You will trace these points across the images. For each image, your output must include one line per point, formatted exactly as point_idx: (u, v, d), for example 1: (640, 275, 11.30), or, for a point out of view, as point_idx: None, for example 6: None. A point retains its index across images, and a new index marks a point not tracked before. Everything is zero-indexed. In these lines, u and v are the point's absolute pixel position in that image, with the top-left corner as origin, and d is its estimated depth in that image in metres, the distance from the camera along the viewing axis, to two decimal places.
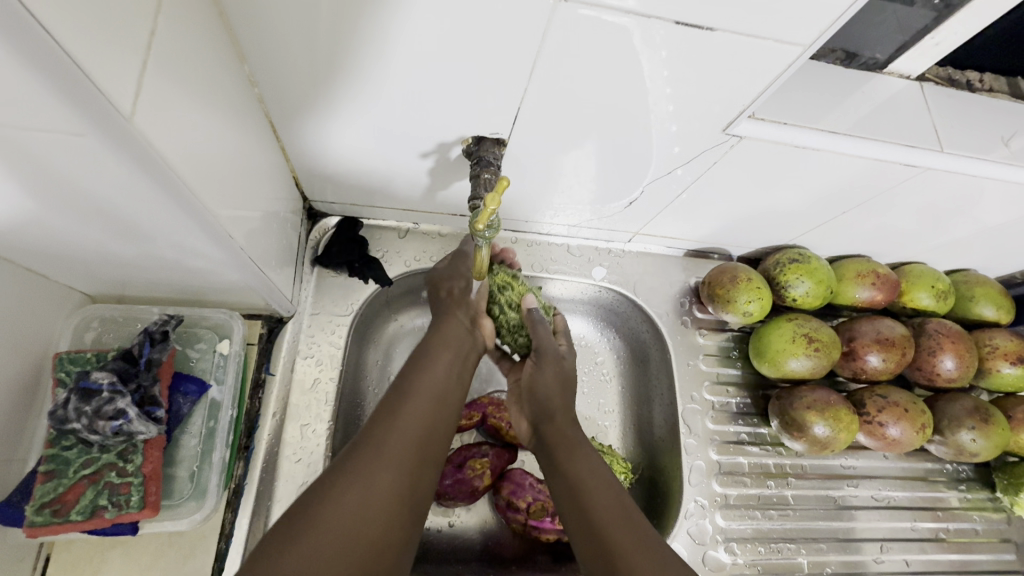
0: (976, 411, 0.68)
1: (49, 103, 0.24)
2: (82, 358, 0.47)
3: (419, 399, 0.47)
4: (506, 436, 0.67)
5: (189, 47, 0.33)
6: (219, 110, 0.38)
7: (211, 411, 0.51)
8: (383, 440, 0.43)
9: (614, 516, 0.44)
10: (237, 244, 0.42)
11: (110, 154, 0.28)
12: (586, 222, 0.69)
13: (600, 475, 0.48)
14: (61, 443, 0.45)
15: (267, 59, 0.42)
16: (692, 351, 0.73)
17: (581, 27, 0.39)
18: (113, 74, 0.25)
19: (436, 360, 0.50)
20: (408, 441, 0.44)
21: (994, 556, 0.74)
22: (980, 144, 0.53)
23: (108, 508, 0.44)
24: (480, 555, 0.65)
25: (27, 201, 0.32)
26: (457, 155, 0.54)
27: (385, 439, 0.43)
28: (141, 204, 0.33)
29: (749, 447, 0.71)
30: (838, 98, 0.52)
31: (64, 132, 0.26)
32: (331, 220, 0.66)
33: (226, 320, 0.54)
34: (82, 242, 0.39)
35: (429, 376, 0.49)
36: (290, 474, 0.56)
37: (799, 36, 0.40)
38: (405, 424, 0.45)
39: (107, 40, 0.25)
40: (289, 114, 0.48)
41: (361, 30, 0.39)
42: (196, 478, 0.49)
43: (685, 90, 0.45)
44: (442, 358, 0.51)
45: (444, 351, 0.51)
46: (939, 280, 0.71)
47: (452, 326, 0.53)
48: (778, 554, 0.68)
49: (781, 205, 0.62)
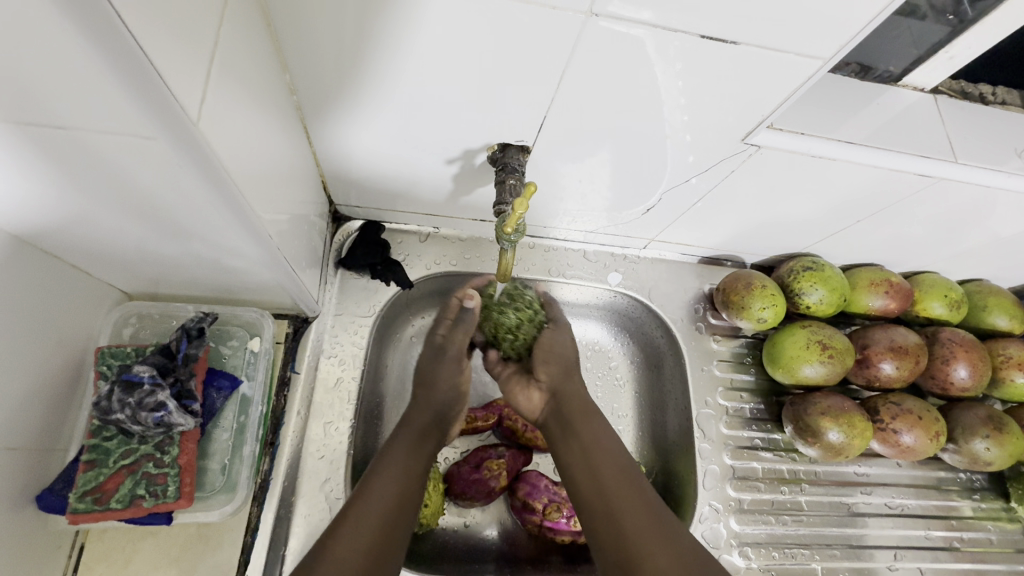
0: (990, 420, 0.68)
1: (131, 108, 0.27)
2: (122, 353, 0.49)
3: (403, 445, 0.51)
4: (522, 437, 0.68)
5: (242, 53, 0.34)
6: (265, 117, 0.40)
7: (243, 406, 0.53)
8: (357, 526, 0.43)
9: (637, 514, 0.45)
10: (274, 244, 0.44)
11: (174, 156, 0.30)
12: (602, 228, 0.70)
13: (617, 467, 0.49)
14: (102, 434, 0.47)
15: (307, 70, 0.44)
16: (706, 356, 0.74)
17: (608, 41, 0.41)
18: (184, 81, 0.27)
19: (409, 447, 0.51)
20: (380, 527, 0.44)
21: (1009, 566, 0.73)
22: (994, 155, 0.55)
23: (145, 497, 0.47)
24: (496, 555, 0.66)
25: (84, 197, 0.34)
26: (481, 161, 0.56)
27: (359, 522, 0.43)
28: (193, 204, 0.35)
29: (763, 453, 0.71)
30: (854, 108, 0.54)
31: (134, 134, 0.28)
32: (355, 224, 0.68)
33: (257, 318, 0.56)
34: (128, 241, 0.41)
35: (400, 461, 0.49)
36: (313, 471, 0.57)
37: (816, 50, 0.41)
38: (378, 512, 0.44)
39: (178, 46, 0.26)
40: (322, 120, 0.50)
41: (395, 39, 0.41)
42: (227, 470, 0.51)
43: (705, 100, 0.47)
44: (409, 444, 0.51)
45: (409, 448, 0.51)
46: (952, 289, 0.72)
47: (417, 423, 0.54)
48: (792, 559, 0.68)
49: (794, 213, 0.63)
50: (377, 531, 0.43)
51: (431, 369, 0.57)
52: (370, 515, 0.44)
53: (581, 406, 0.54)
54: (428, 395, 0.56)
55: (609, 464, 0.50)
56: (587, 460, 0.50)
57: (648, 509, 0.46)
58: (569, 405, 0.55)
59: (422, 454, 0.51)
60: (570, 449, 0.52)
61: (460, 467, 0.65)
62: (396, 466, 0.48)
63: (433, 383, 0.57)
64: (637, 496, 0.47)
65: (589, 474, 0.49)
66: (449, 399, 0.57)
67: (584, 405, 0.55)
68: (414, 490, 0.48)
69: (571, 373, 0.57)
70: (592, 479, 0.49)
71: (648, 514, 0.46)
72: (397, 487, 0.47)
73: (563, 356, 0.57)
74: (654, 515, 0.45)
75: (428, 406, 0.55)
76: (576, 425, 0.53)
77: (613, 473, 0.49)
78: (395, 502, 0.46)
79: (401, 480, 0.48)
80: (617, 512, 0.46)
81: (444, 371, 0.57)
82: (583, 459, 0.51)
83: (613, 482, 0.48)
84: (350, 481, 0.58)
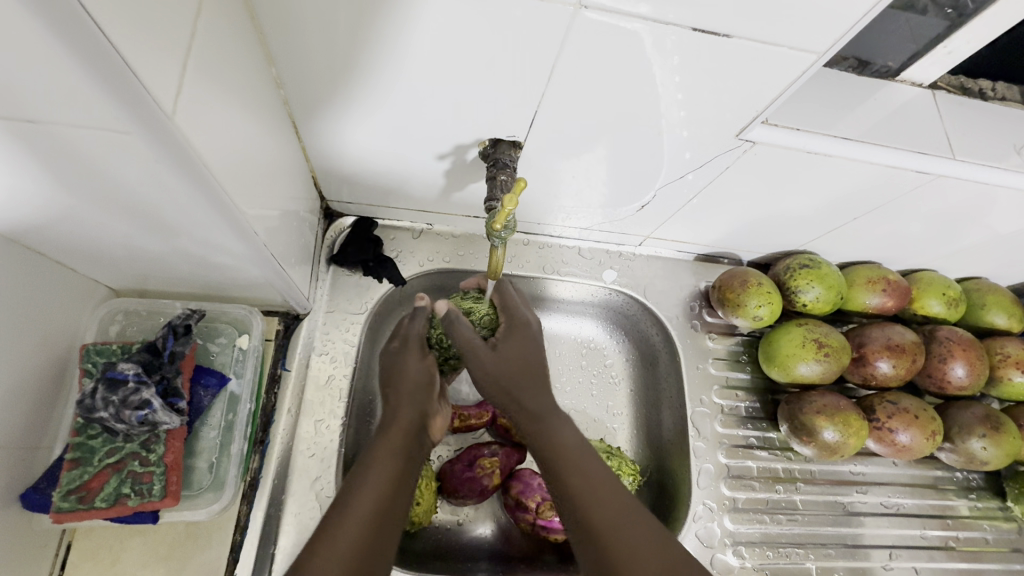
0: (987, 419, 0.68)
1: (104, 100, 0.26)
2: (107, 350, 0.48)
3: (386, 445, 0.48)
4: (515, 435, 0.68)
5: (223, 44, 0.34)
6: (250, 109, 0.39)
7: (231, 404, 0.53)
8: (336, 541, 0.40)
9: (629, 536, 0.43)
10: (260, 241, 0.43)
11: (151, 150, 0.29)
12: (597, 225, 0.70)
13: (592, 465, 0.47)
14: (87, 432, 0.47)
15: (294, 63, 0.43)
16: (701, 354, 0.74)
17: (598, 34, 0.40)
18: (159, 74, 0.27)
19: (391, 449, 0.48)
20: (359, 541, 0.41)
21: (1004, 566, 0.73)
22: (993, 151, 0.54)
23: (130, 496, 0.46)
24: (489, 553, 0.65)
25: (59, 193, 0.33)
26: (473, 157, 0.55)
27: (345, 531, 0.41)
28: (174, 200, 0.35)
29: (758, 452, 0.71)
30: (851, 103, 0.53)
31: (108, 128, 0.28)
32: (347, 220, 0.67)
33: (246, 315, 0.55)
34: (110, 237, 0.40)
35: (380, 468, 0.46)
36: (304, 470, 0.57)
37: (812, 43, 0.41)
38: (357, 523, 0.42)
39: (152, 38, 0.26)
40: (310, 114, 0.49)
41: (382, 32, 0.40)
42: (215, 469, 0.51)
43: (699, 95, 0.46)
44: (395, 446, 0.48)
45: (390, 453, 0.47)
46: (950, 287, 0.71)
47: (400, 421, 0.50)
48: (786, 558, 0.68)
49: (790, 210, 0.63)
50: (356, 544, 0.41)
51: (399, 359, 0.54)
52: (347, 528, 0.41)
53: (537, 392, 0.51)
54: (401, 388, 0.52)
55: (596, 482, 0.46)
56: (560, 461, 0.47)
57: (627, 512, 0.44)
58: (525, 396, 0.50)
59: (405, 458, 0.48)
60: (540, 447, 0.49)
61: (454, 465, 0.65)
62: (379, 469, 0.46)
63: (402, 378, 0.53)
64: (615, 499, 0.45)
65: (563, 474, 0.47)
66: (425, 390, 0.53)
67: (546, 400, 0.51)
68: (395, 497, 0.45)
69: (530, 368, 0.51)
70: (566, 479, 0.46)
71: (627, 515, 0.44)
72: (377, 495, 0.44)
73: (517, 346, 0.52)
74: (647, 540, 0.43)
75: (406, 406, 0.51)
76: (546, 424, 0.49)
77: (592, 472, 0.46)
78: (381, 507, 0.44)
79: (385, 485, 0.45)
80: (594, 516, 0.44)
81: (416, 364, 0.53)
82: (554, 459, 0.48)
83: (591, 483, 0.46)
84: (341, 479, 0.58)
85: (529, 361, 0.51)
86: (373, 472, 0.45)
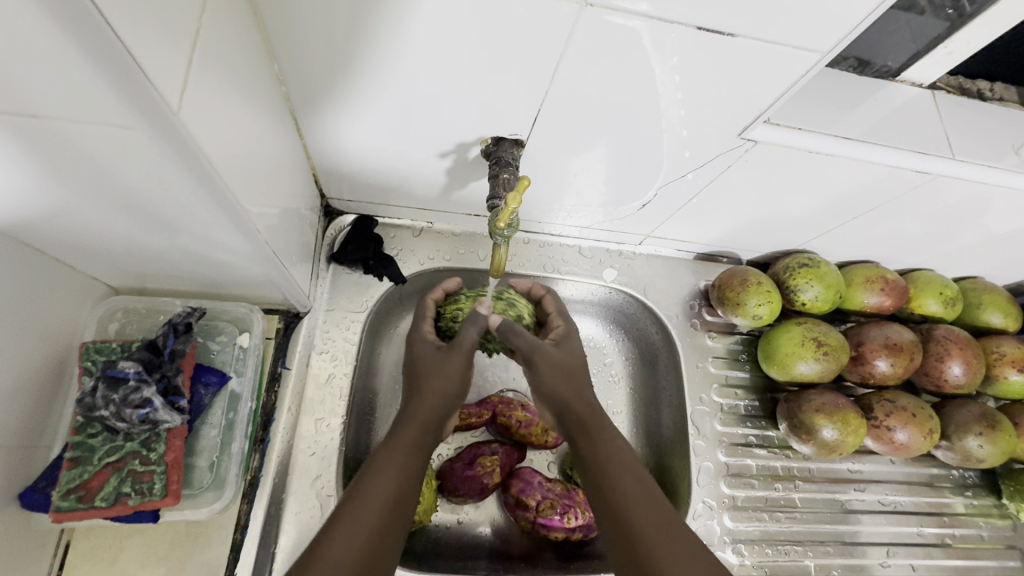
0: (983, 417, 0.68)
1: (108, 98, 0.26)
2: (107, 348, 0.48)
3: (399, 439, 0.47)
4: (516, 434, 0.68)
5: (228, 38, 0.34)
6: (251, 103, 0.39)
7: (231, 403, 0.52)
8: (353, 527, 0.41)
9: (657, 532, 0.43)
10: (263, 239, 0.43)
11: (155, 147, 0.29)
12: (597, 223, 0.70)
13: (639, 476, 0.47)
14: (86, 431, 0.46)
15: (296, 60, 0.43)
16: (700, 353, 0.74)
17: (601, 32, 0.40)
18: (163, 71, 0.27)
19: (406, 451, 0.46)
20: (377, 523, 0.42)
21: (999, 562, 0.74)
22: (990, 151, 0.54)
23: (131, 495, 0.46)
24: (489, 552, 0.65)
25: (63, 189, 0.33)
26: (475, 155, 0.55)
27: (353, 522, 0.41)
28: (177, 199, 0.35)
29: (757, 450, 0.71)
30: (852, 103, 0.53)
31: (113, 124, 0.27)
32: (348, 217, 0.67)
33: (247, 313, 0.55)
34: (113, 234, 0.40)
35: (399, 457, 0.46)
36: (304, 468, 0.57)
37: (814, 43, 0.41)
38: (365, 516, 0.41)
39: (158, 35, 0.26)
40: (311, 111, 0.49)
41: (384, 29, 0.40)
42: (215, 468, 0.50)
43: (701, 95, 0.46)
44: (406, 448, 0.46)
45: (403, 451, 0.46)
46: (947, 286, 0.72)
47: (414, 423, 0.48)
48: (785, 556, 0.68)
49: (791, 210, 0.63)
50: (374, 529, 0.41)
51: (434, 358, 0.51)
52: (359, 520, 0.41)
53: (591, 406, 0.51)
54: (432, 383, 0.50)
55: (631, 485, 0.46)
56: (599, 466, 0.47)
57: (664, 516, 0.44)
58: (574, 409, 0.51)
59: (422, 450, 0.47)
60: (585, 458, 0.49)
61: (454, 463, 0.64)
62: (391, 466, 0.45)
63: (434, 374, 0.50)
64: (654, 507, 0.45)
65: (601, 476, 0.47)
66: (455, 391, 0.51)
67: (592, 407, 0.51)
68: (402, 499, 0.44)
69: (575, 379, 0.52)
70: (605, 481, 0.47)
71: (671, 531, 0.43)
72: (393, 485, 0.44)
73: (553, 374, 0.51)
74: (677, 535, 0.43)
75: (430, 398, 0.49)
76: (592, 436, 0.49)
77: (639, 482, 0.46)
78: (388, 504, 0.43)
79: (395, 482, 0.44)
80: (632, 514, 0.44)
81: (451, 364, 0.51)
82: (597, 459, 0.48)
83: (633, 493, 0.45)
84: (341, 478, 0.58)
85: (579, 382, 0.52)
86: (384, 468, 0.45)
